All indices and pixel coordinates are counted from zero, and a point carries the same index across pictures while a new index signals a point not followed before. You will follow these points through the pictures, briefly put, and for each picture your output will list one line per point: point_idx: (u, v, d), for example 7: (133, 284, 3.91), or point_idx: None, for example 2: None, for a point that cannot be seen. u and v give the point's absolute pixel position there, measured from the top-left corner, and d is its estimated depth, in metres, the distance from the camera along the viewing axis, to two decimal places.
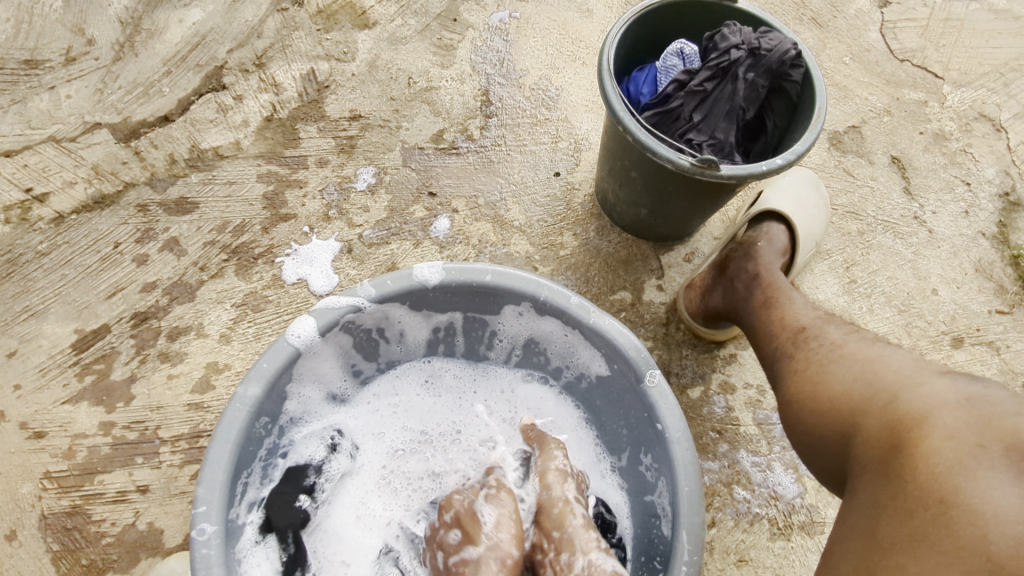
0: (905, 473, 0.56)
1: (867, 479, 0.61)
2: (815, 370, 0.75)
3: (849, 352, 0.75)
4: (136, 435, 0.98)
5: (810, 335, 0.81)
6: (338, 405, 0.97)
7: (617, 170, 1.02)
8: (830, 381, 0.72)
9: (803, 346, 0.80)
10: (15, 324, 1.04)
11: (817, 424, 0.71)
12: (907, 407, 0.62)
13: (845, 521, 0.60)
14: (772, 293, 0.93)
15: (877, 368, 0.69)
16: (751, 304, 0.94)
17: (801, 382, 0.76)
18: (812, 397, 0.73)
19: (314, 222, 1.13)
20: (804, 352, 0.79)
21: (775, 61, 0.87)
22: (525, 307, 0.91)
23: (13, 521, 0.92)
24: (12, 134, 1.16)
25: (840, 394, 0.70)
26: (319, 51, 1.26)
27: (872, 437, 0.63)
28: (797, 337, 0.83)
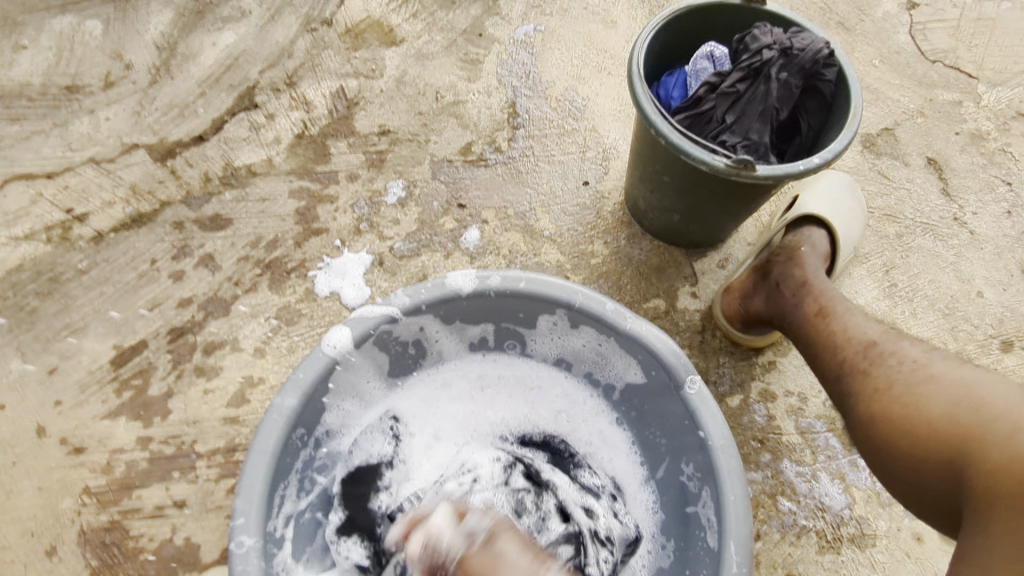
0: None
1: (994, 511, 0.57)
2: (902, 390, 0.71)
3: (938, 372, 0.71)
4: (173, 449, 0.98)
5: (887, 351, 0.77)
6: (385, 398, 0.96)
7: (648, 175, 1.01)
8: (926, 404, 0.68)
9: (881, 362, 0.76)
10: (55, 341, 1.05)
11: (913, 447, 0.67)
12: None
13: (968, 552, 0.56)
14: (825, 302, 0.89)
15: (977, 392, 0.66)
16: (801, 312, 0.91)
17: (884, 403, 0.72)
18: (903, 419, 0.69)
19: (345, 236, 1.14)
20: (883, 369, 0.75)
21: (808, 60, 0.87)
22: (560, 315, 0.91)
23: (53, 537, 0.93)
24: (54, 156, 1.19)
25: (940, 418, 0.66)
26: (348, 69, 1.29)
27: (996, 469, 0.59)
28: (869, 352, 0.79)
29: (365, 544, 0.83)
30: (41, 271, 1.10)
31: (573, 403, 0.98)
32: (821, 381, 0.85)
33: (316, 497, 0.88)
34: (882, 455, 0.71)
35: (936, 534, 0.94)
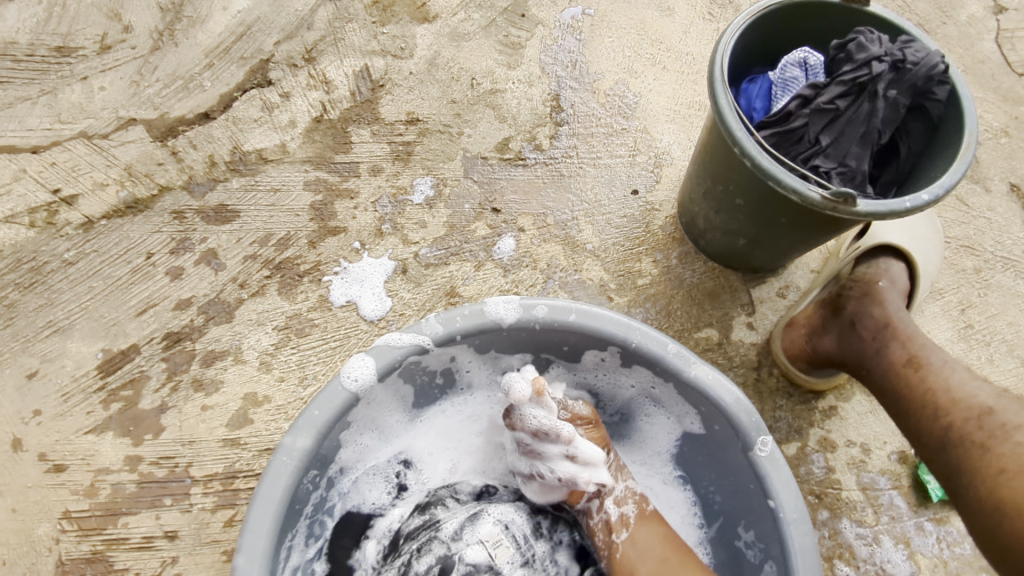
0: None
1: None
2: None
3: None
4: (166, 472, 0.88)
5: (1010, 424, 0.69)
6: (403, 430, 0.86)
7: (715, 193, 0.89)
8: None
9: (1004, 438, 0.68)
10: (36, 341, 0.94)
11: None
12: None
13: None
14: (915, 351, 0.82)
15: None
16: (886, 359, 0.83)
17: (1017, 488, 0.64)
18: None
19: (366, 238, 1.02)
20: (1010, 447, 0.67)
21: (921, 77, 0.74)
22: (610, 352, 0.80)
23: (27, 567, 0.83)
24: (41, 128, 1.06)
25: None
26: (375, 46, 1.15)
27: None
28: (985, 422, 0.71)
29: None
30: (22, 259, 0.98)
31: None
32: (917, 445, 0.78)
33: (324, 545, 0.77)
34: (1007, 547, 0.63)
35: None
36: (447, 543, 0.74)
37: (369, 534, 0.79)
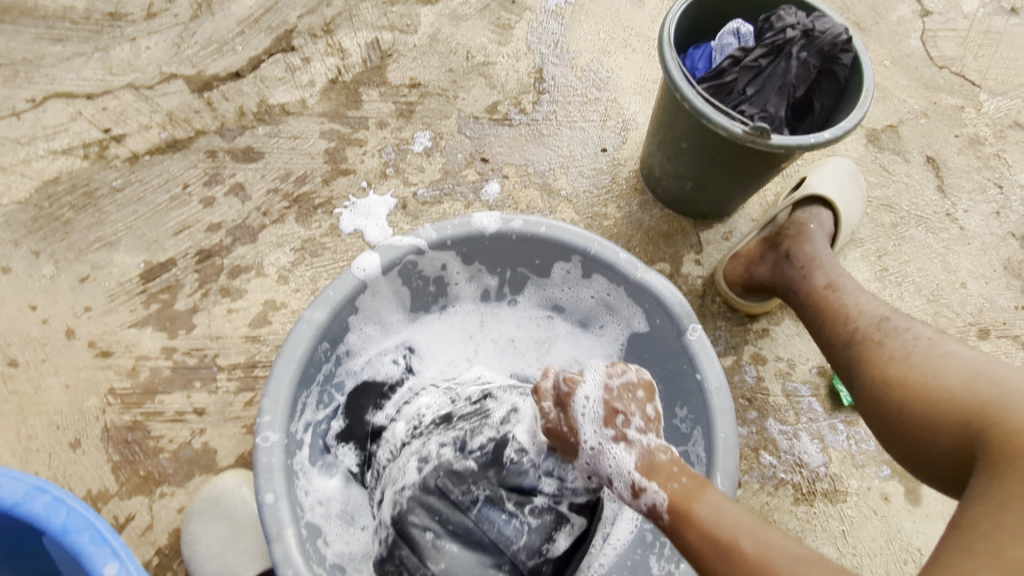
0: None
1: (1010, 463, 0.57)
2: (918, 361, 0.74)
3: (953, 350, 0.73)
4: (196, 361, 1.03)
5: (902, 326, 0.80)
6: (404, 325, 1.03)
7: (666, 142, 1.07)
8: (943, 374, 0.70)
9: (896, 336, 0.80)
10: (87, 251, 1.10)
11: (927, 411, 0.69)
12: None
13: (981, 497, 0.56)
14: (834, 278, 0.94)
15: (995, 370, 0.67)
16: (809, 284, 0.96)
17: (901, 370, 0.75)
18: (918, 386, 0.72)
19: (372, 179, 1.19)
20: (898, 341, 0.78)
21: (827, 43, 0.92)
22: (574, 263, 0.96)
23: (77, 431, 0.98)
24: (94, 79, 1.23)
25: (956, 388, 0.68)
26: (384, 22, 1.33)
27: (1014, 430, 0.59)
28: (883, 326, 0.82)
29: (358, 453, 0.91)
30: (77, 184, 1.14)
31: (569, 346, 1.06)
32: (827, 350, 0.89)
33: (332, 411, 0.94)
34: (892, 421, 0.73)
35: (902, 495, 1.02)
36: (497, 427, 0.81)
37: (385, 400, 0.94)
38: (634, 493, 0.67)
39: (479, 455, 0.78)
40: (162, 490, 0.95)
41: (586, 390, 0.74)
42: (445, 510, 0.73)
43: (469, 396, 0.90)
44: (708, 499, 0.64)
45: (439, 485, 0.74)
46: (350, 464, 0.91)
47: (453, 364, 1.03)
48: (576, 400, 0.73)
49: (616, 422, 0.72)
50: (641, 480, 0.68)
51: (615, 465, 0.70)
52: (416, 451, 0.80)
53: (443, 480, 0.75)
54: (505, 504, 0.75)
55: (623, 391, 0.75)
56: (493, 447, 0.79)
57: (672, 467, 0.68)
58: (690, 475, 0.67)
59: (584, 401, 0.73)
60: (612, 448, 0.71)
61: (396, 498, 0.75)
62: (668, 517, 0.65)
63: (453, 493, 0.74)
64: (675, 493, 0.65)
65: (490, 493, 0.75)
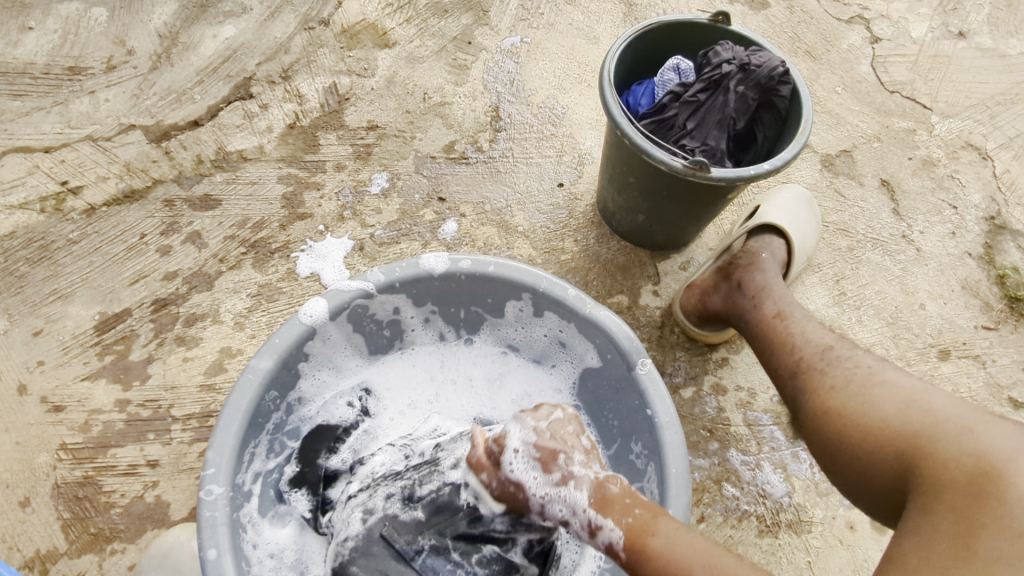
0: (1007, 497, 0.53)
1: (941, 495, 0.57)
2: (857, 390, 0.75)
3: (891, 378, 0.74)
4: (150, 412, 1.02)
5: (844, 355, 0.81)
6: (362, 367, 1.02)
7: (615, 177, 1.09)
8: (880, 405, 0.71)
9: (837, 364, 0.80)
10: (42, 305, 1.09)
11: (864, 441, 0.70)
12: (986, 438, 0.59)
13: (914, 530, 0.56)
14: (783, 307, 0.94)
15: (928, 399, 0.68)
16: (759, 313, 0.96)
17: (840, 400, 0.75)
18: (856, 416, 0.72)
19: (329, 222, 1.20)
20: (839, 370, 0.79)
21: (764, 76, 0.94)
22: (525, 301, 0.96)
23: (27, 489, 0.96)
24: (52, 132, 1.24)
25: (893, 417, 0.69)
26: (342, 67, 1.35)
27: (944, 461, 0.60)
28: (826, 354, 0.83)
29: (311, 498, 0.90)
30: (33, 238, 1.14)
31: (529, 386, 1.04)
32: (774, 378, 0.89)
33: (285, 458, 0.92)
34: (834, 452, 0.73)
35: (867, 523, 1.00)
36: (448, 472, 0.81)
37: (340, 444, 0.95)
38: (591, 531, 0.67)
39: (433, 498, 0.77)
40: (114, 547, 0.93)
41: (513, 442, 0.74)
42: (388, 561, 0.71)
43: (422, 450, 0.90)
44: (661, 531, 0.63)
45: (382, 535, 0.72)
46: (303, 509, 0.89)
47: (413, 405, 1.02)
48: (505, 461, 0.74)
49: (554, 464, 0.72)
50: (594, 519, 0.67)
51: (566, 506, 0.69)
52: (362, 503, 0.78)
53: (388, 529, 0.73)
54: (451, 554, 0.73)
55: (556, 432, 0.76)
56: (447, 493, 0.77)
57: (625, 501, 0.67)
58: (643, 506, 0.66)
59: (511, 460, 0.74)
60: (558, 491, 0.70)
61: (338, 550, 0.73)
62: (625, 554, 0.64)
63: (399, 542, 0.72)
64: (629, 528, 0.64)
65: (436, 542, 0.74)
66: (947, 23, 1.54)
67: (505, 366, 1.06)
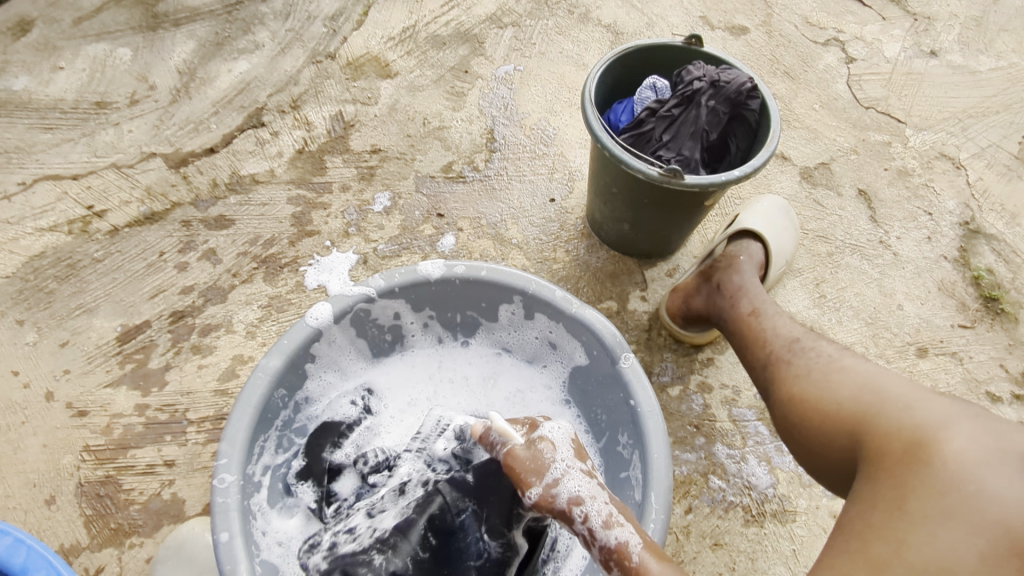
0: (934, 462, 0.58)
1: (882, 465, 0.62)
2: (817, 377, 0.79)
3: (848, 364, 0.78)
4: (167, 416, 1.09)
5: (808, 346, 0.86)
6: (365, 369, 1.09)
7: (600, 188, 1.16)
8: (836, 387, 0.75)
9: (802, 355, 0.85)
10: (69, 318, 1.17)
11: (821, 422, 0.74)
12: (923, 413, 0.64)
13: (859, 500, 0.61)
14: (757, 304, 1.00)
15: (878, 380, 0.73)
16: (735, 311, 1.02)
17: (802, 387, 0.80)
18: (815, 400, 0.77)
19: (335, 238, 1.28)
20: (803, 360, 0.84)
21: (733, 91, 1.02)
22: (516, 304, 1.03)
23: (53, 488, 1.03)
24: (80, 161, 1.34)
25: (846, 399, 0.73)
26: (347, 96, 1.45)
27: (887, 435, 0.65)
28: (792, 347, 0.88)
29: (317, 491, 0.95)
30: (61, 258, 1.23)
31: (521, 384, 1.10)
32: (749, 372, 0.93)
33: (292, 454, 0.98)
34: (798, 434, 0.78)
35: None
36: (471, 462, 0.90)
37: (344, 439, 1.00)
38: (609, 523, 0.69)
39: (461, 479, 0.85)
40: (132, 541, 0.99)
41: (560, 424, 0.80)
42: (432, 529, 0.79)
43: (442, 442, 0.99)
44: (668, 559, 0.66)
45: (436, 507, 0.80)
46: (309, 501, 0.95)
47: (413, 404, 1.08)
48: (546, 435, 0.78)
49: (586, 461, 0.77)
50: (616, 515, 0.69)
51: (586, 485, 0.73)
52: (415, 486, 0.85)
53: (444, 485, 0.83)
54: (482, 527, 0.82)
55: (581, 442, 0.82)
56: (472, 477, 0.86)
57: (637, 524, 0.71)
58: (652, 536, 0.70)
59: (552, 429, 0.80)
60: (584, 474, 0.74)
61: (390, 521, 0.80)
62: (635, 560, 0.66)
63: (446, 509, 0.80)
64: (647, 543, 0.67)
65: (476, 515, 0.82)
66: (919, 43, 1.63)
67: (499, 367, 1.12)
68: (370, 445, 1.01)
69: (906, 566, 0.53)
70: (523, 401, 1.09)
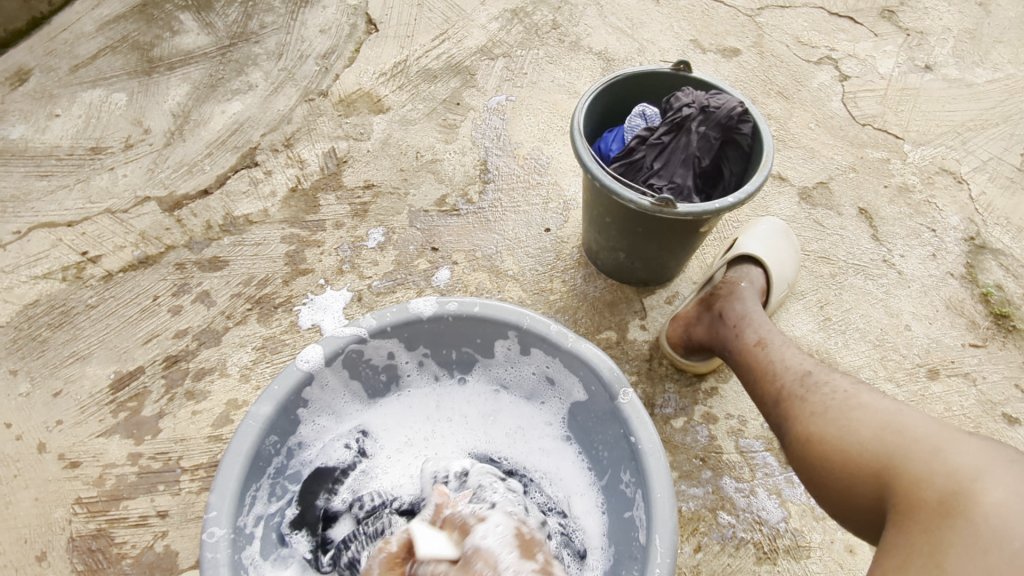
0: (971, 514, 0.55)
1: (914, 516, 0.59)
2: (835, 415, 0.76)
3: (866, 401, 0.76)
4: (160, 464, 1.07)
5: (822, 380, 0.83)
6: (360, 410, 1.06)
7: (594, 218, 1.15)
8: (857, 427, 0.73)
9: (816, 391, 0.82)
10: (62, 367, 1.16)
11: (843, 465, 0.71)
12: (954, 457, 0.61)
13: (892, 553, 0.58)
14: (762, 335, 0.97)
15: (901, 419, 0.70)
16: (739, 342, 0.99)
17: (819, 425, 0.77)
18: (834, 440, 0.74)
19: (329, 276, 1.27)
20: (818, 396, 0.81)
21: (723, 116, 1.01)
22: (512, 339, 1.01)
23: (44, 543, 1.01)
24: (75, 207, 1.34)
25: (869, 439, 0.70)
26: (340, 132, 1.46)
27: (917, 480, 0.62)
28: (806, 381, 0.85)
29: (311, 539, 0.93)
30: (54, 305, 1.22)
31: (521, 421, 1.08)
32: (760, 406, 0.91)
33: (286, 502, 0.96)
34: (817, 476, 0.74)
35: (867, 546, 1.00)
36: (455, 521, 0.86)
37: (339, 485, 0.98)
38: None
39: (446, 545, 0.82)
40: None
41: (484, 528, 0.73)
42: None
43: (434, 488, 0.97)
44: None
45: None
46: (304, 550, 0.93)
47: (410, 444, 1.06)
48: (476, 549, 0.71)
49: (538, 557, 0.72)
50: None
51: None
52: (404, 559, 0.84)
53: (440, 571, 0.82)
54: None
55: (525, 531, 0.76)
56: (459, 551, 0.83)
57: None
58: None
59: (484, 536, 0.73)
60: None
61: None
62: None
63: None
64: None
65: None
66: (913, 58, 1.62)
67: (497, 403, 1.09)
68: (367, 489, 0.99)
69: None
70: (524, 437, 1.06)
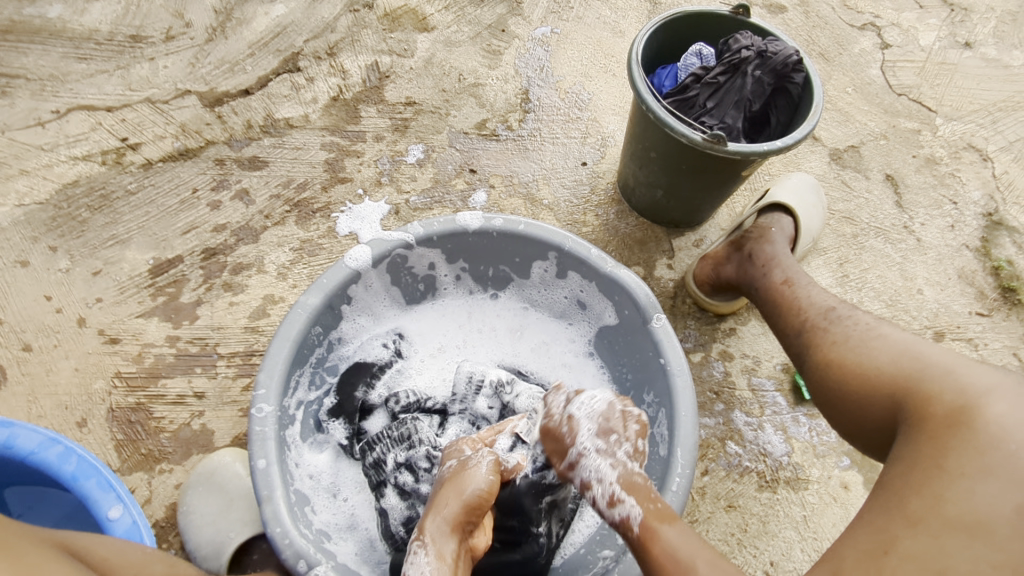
0: (975, 423, 0.59)
1: (923, 427, 0.64)
2: (855, 344, 0.81)
3: (886, 332, 0.80)
4: (198, 349, 1.11)
5: (844, 314, 0.87)
6: (396, 314, 1.11)
7: (638, 153, 1.17)
8: (876, 354, 0.77)
9: (839, 323, 0.86)
10: (101, 248, 1.18)
11: (860, 387, 0.76)
12: (966, 377, 0.65)
13: (899, 458, 0.63)
14: (790, 275, 1.02)
15: (918, 347, 0.74)
16: (766, 281, 1.04)
17: (840, 352, 0.82)
18: (852, 365, 0.79)
19: (367, 187, 1.28)
20: (840, 328, 0.85)
21: (779, 63, 1.03)
22: (551, 261, 1.04)
23: (84, 411, 1.05)
24: (114, 93, 1.33)
25: (886, 365, 0.75)
26: (383, 47, 1.45)
27: (928, 398, 0.66)
28: (829, 315, 0.89)
29: (347, 427, 0.98)
30: (94, 188, 1.23)
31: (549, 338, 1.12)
32: (782, 339, 0.96)
33: (324, 391, 1.00)
34: (835, 398, 0.80)
35: (860, 485, 1.07)
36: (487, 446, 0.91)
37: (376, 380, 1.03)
38: (611, 503, 0.71)
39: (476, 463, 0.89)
40: (162, 467, 1.01)
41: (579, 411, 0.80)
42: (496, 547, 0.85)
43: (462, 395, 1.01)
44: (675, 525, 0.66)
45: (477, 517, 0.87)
46: (340, 437, 0.97)
47: (442, 350, 1.10)
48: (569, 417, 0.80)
49: (609, 437, 0.77)
50: (619, 493, 0.71)
51: (595, 473, 0.74)
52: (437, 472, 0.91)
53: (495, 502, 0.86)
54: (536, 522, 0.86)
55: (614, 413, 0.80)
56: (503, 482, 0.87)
57: (651, 491, 0.71)
58: (667, 502, 0.69)
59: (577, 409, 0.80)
60: (594, 458, 0.76)
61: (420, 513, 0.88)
62: (636, 530, 0.67)
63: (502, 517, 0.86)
64: (650, 512, 0.68)
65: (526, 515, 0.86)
66: (955, 34, 1.63)
67: (527, 320, 1.14)
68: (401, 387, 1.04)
69: (942, 519, 0.55)
70: (549, 352, 1.11)
